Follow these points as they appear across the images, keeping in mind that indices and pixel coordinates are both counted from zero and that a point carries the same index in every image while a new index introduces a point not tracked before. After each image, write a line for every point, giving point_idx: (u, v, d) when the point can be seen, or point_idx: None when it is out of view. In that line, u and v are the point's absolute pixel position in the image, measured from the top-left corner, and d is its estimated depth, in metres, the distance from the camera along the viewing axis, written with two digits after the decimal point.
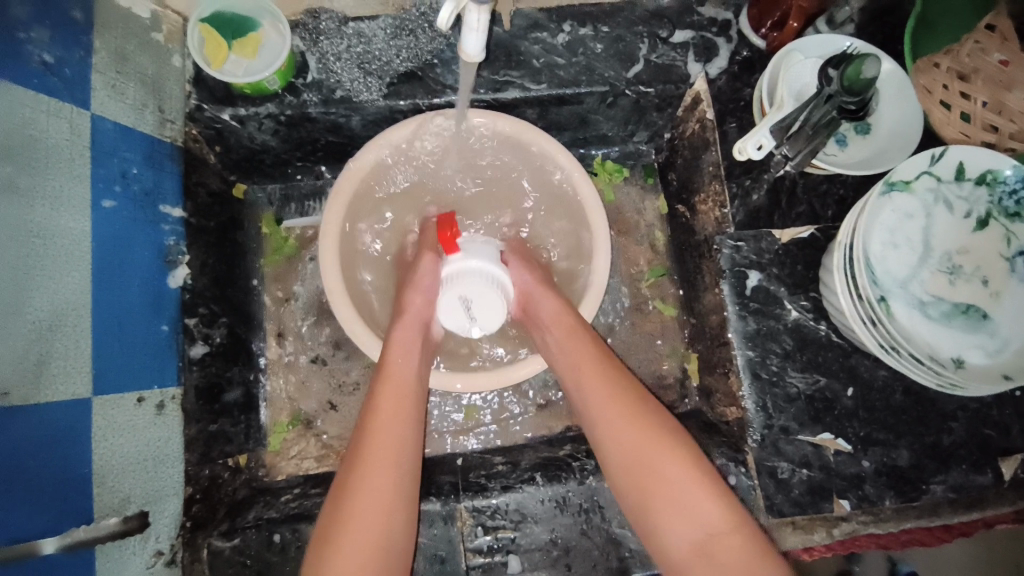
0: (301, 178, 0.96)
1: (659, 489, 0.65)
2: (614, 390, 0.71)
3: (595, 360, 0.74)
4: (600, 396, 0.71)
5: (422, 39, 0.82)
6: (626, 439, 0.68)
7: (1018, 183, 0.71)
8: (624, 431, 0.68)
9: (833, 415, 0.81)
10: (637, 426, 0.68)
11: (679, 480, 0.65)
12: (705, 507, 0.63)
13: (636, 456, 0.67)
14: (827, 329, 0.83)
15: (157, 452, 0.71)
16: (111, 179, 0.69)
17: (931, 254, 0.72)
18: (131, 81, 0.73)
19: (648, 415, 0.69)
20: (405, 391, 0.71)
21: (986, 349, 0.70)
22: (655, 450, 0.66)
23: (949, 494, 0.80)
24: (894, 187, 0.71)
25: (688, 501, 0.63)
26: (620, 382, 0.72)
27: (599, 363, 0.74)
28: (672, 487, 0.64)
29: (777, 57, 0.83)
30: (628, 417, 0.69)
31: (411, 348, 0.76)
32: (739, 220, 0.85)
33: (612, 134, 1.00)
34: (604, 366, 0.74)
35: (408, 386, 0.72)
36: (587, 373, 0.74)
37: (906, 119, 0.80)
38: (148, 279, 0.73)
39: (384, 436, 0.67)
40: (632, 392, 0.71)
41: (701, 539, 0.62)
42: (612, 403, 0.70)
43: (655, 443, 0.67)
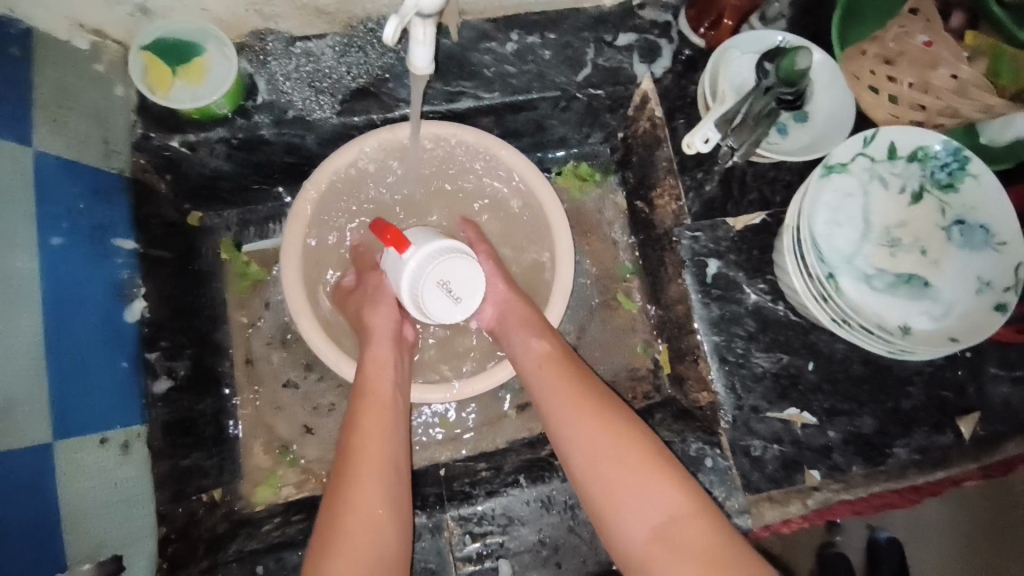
0: (260, 202, 0.95)
1: (624, 481, 0.66)
2: (578, 388, 0.73)
3: (561, 360, 0.76)
4: (567, 392, 0.73)
5: (372, 55, 0.83)
6: (590, 434, 0.70)
7: (949, 156, 0.77)
8: (587, 426, 0.70)
9: (798, 391, 0.84)
10: (602, 421, 0.70)
11: (641, 470, 0.66)
12: (668, 494, 0.64)
13: (599, 451, 0.68)
14: (786, 308, 0.87)
15: (127, 492, 0.69)
16: (58, 216, 0.68)
17: (873, 229, 0.76)
18: (73, 114, 0.71)
19: (615, 408, 0.71)
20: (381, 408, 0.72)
21: (932, 315, 0.74)
22: (620, 444, 0.68)
23: (913, 456, 0.84)
24: (833, 169, 0.75)
25: (652, 489, 0.65)
26: (587, 382, 0.74)
27: (562, 364, 0.76)
28: (634, 478, 0.66)
29: (715, 54, 0.87)
30: (591, 413, 0.71)
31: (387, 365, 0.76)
32: (695, 211, 0.89)
33: (568, 137, 1.03)
34: (569, 366, 0.76)
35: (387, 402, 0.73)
36: (554, 372, 0.75)
37: (838, 105, 0.85)
38: (103, 316, 0.71)
39: (365, 454, 0.67)
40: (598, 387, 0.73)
41: (663, 526, 0.63)
42: (575, 400, 0.72)
43: (615, 439, 0.69)
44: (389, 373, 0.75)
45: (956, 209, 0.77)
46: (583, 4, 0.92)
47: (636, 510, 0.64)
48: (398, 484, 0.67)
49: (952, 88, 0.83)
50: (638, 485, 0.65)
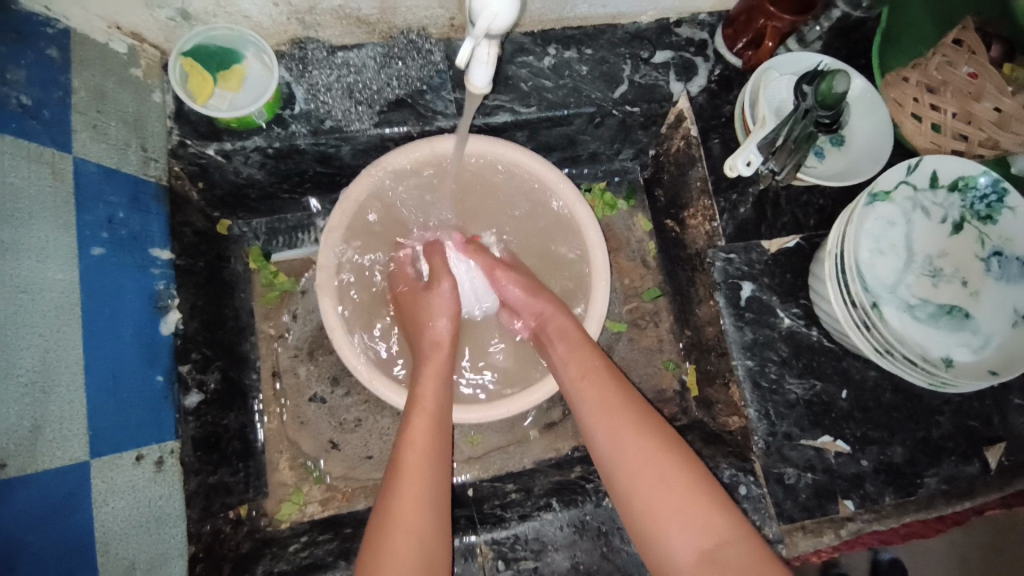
0: (288, 211, 0.93)
1: (666, 502, 0.64)
2: (617, 405, 0.71)
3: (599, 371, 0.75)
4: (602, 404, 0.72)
5: (411, 67, 0.81)
6: (624, 453, 0.68)
7: (989, 188, 0.76)
8: (627, 446, 0.68)
9: (831, 418, 0.84)
10: (639, 439, 0.68)
11: (680, 489, 0.64)
12: (711, 516, 0.63)
13: (635, 471, 0.66)
14: (819, 334, 0.86)
15: (160, 512, 0.67)
16: (97, 225, 0.65)
17: (915, 258, 0.75)
18: (113, 120, 0.69)
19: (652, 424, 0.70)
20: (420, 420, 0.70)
21: (972, 347, 0.74)
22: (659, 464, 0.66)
23: (942, 486, 0.84)
24: (877, 197, 0.75)
25: (694, 511, 0.63)
26: (629, 398, 0.72)
27: (599, 379, 0.74)
28: (675, 500, 0.64)
29: (755, 74, 0.86)
30: (629, 430, 0.69)
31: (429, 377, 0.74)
32: (729, 233, 0.88)
33: (599, 152, 1.02)
34: (603, 381, 0.74)
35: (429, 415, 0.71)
36: (589, 383, 0.74)
37: (876, 133, 0.85)
38: (140, 328, 0.69)
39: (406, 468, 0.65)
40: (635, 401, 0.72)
41: (709, 550, 0.61)
42: (610, 418, 0.70)
43: (651, 457, 0.67)
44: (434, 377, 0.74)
45: (995, 241, 0.76)
46: (620, 20, 0.91)
47: (676, 533, 0.62)
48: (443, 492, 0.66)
49: (994, 121, 0.79)
50: (676, 503, 0.64)
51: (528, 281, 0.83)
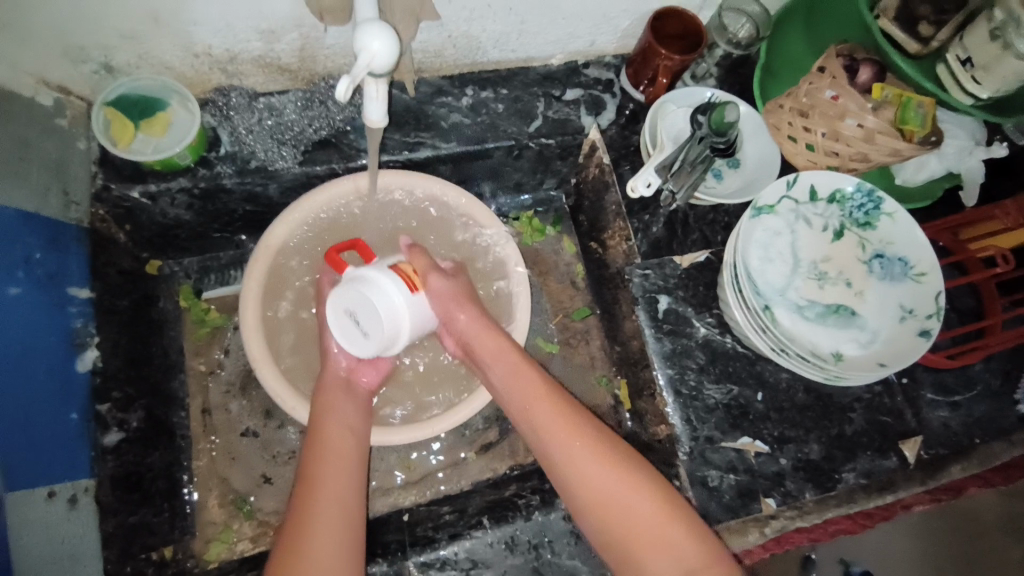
0: (220, 250, 0.96)
1: (636, 534, 0.65)
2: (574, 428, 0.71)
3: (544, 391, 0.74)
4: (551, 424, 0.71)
5: (333, 109, 0.86)
6: (590, 476, 0.68)
7: (865, 198, 0.84)
8: (594, 473, 0.67)
9: (748, 420, 0.88)
10: (611, 466, 0.68)
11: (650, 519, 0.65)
12: (679, 550, 0.63)
13: (601, 496, 0.67)
14: (733, 340, 0.91)
15: (73, 550, 0.67)
16: (12, 265, 0.68)
17: (800, 263, 0.82)
18: (34, 166, 0.72)
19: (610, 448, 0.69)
20: (331, 470, 0.69)
21: (860, 342, 0.79)
22: (625, 492, 0.66)
23: (861, 480, 0.87)
24: (762, 210, 0.81)
25: (661, 545, 0.64)
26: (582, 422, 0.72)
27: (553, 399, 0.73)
28: (647, 530, 0.64)
29: (653, 108, 0.95)
30: (597, 457, 0.68)
31: (342, 427, 0.75)
32: (644, 250, 0.94)
33: (523, 182, 1.08)
34: (561, 401, 0.73)
35: (341, 456, 0.72)
36: (537, 402, 0.73)
37: (765, 150, 0.95)
38: (54, 366, 0.70)
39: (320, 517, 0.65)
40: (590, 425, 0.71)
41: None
42: (569, 437, 0.70)
43: (621, 485, 0.67)
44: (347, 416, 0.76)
45: (875, 244, 0.83)
46: (531, 63, 0.99)
47: (650, 564, 0.63)
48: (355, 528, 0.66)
49: (860, 137, 0.83)
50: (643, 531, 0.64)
51: (464, 296, 0.80)
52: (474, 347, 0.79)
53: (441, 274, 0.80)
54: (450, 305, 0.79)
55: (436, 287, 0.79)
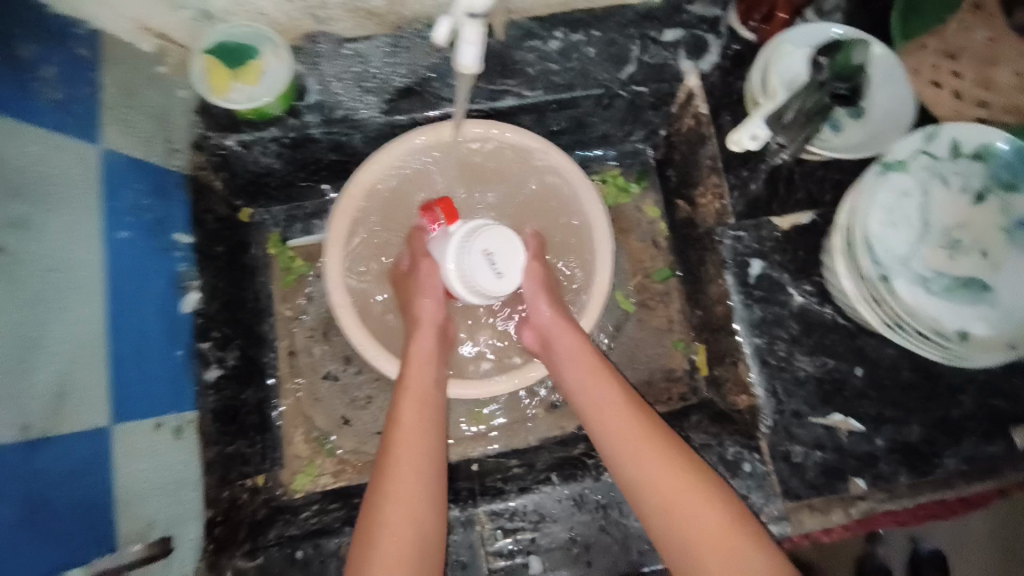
0: (306, 199, 0.98)
1: (700, 531, 0.62)
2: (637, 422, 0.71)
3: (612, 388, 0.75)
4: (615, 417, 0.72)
5: (418, 55, 0.83)
6: (654, 472, 0.67)
7: (1015, 156, 0.73)
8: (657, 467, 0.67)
9: (842, 397, 0.82)
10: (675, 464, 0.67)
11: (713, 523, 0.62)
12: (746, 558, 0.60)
13: (665, 488, 0.66)
14: (832, 311, 0.84)
15: (177, 476, 0.72)
16: (122, 211, 0.71)
17: (930, 228, 0.73)
18: (139, 114, 0.75)
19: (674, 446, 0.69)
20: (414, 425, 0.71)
21: (990, 321, 0.70)
22: (688, 491, 0.65)
23: (961, 467, 0.81)
24: (890, 167, 0.72)
25: (724, 550, 0.61)
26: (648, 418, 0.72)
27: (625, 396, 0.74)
28: (705, 530, 0.62)
29: (767, 48, 0.83)
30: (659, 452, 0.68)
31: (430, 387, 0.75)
32: (738, 210, 0.87)
33: (609, 134, 1.02)
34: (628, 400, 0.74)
35: (426, 410, 0.73)
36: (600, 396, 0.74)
37: (897, 104, 0.81)
38: (160, 307, 0.74)
39: (400, 467, 0.67)
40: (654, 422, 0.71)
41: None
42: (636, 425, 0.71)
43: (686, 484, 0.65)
44: (431, 369, 0.77)
45: (1019, 211, 0.73)
46: None
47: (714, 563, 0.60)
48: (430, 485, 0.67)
49: (1015, 85, 0.76)
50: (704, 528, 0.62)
51: (552, 290, 0.85)
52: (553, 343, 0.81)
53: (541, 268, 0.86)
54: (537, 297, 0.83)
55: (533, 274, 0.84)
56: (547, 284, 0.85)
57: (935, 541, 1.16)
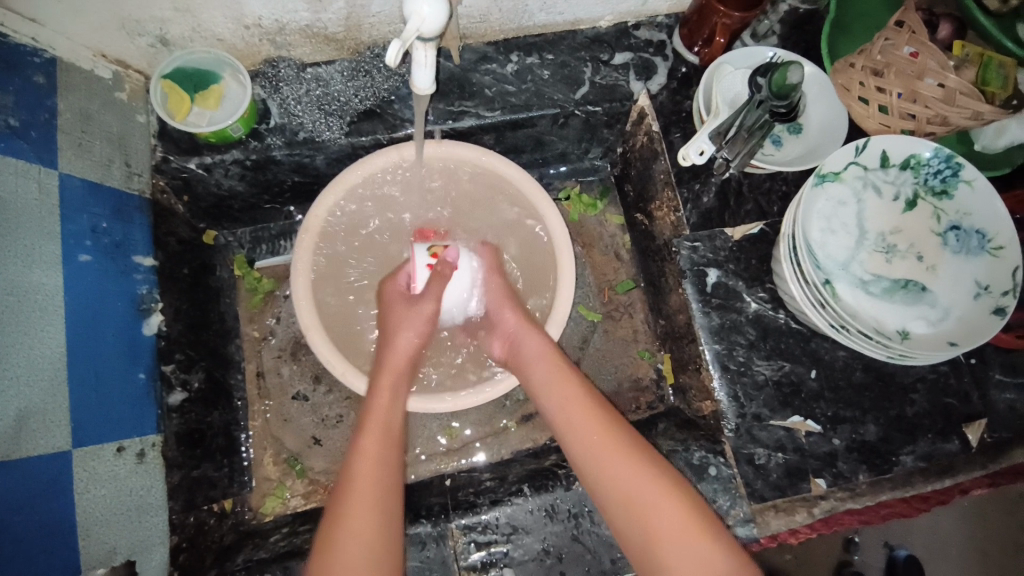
0: (272, 220, 0.99)
1: (670, 532, 0.63)
2: (606, 428, 0.72)
3: (581, 392, 0.76)
4: (585, 422, 0.73)
5: (378, 79, 0.86)
6: (628, 479, 0.67)
7: (943, 164, 0.76)
8: (624, 470, 0.68)
9: (800, 398, 0.85)
10: (640, 470, 0.68)
11: (683, 524, 0.63)
12: (711, 552, 0.62)
13: (635, 496, 0.66)
14: (786, 317, 0.87)
15: (140, 501, 0.71)
16: (81, 235, 0.71)
17: (866, 236, 0.77)
18: (96, 139, 0.75)
19: (635, 450, 0.70)
20: (369, 483, 0.67)
21: (929, 320, 0.74)
22: (655, 494, 0.66)
23: (919, 464, 0.83)
24: (826, 178, 0.76)
25: (694, 547, 0.62)
26: (619, 427, 0.73)
27: (595, 408, 0.74)
28: (676, 532, 0.63)
29: (709, 70, 0.89)
30: (627, 459, 0.69)
31: (382, 427, 0.72)
32: (693, 222, 0.90)
33: (568, 152, 1.06)
34: (596, 405, 0.75)
35: (379, 461, 0.69)
36: (570, 401, 0.75)
37: (832, 115, 0.86)
38: (122, 330, 0.74)
39: (345, 547, 0.62)
40: (622, 429, 0.72)
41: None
42: (599, 427, 0.72)
43: (657, 493, 0.66)
44: (394, 407, 0.75)
45: (952, 216, 0.76)
46: (579, 25, 0.95)
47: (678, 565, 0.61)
48: (390, 504, 0.67)
49: (940, 96, 0.78)
50: (671, 531, 0.63)
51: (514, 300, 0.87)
52: (521, 347, 0.82)
53: (499, 274, 0.90)
54: (500, 304, 0.86)
55: (494, 286, 0.88)
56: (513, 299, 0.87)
57: (912, 547, 1.18)
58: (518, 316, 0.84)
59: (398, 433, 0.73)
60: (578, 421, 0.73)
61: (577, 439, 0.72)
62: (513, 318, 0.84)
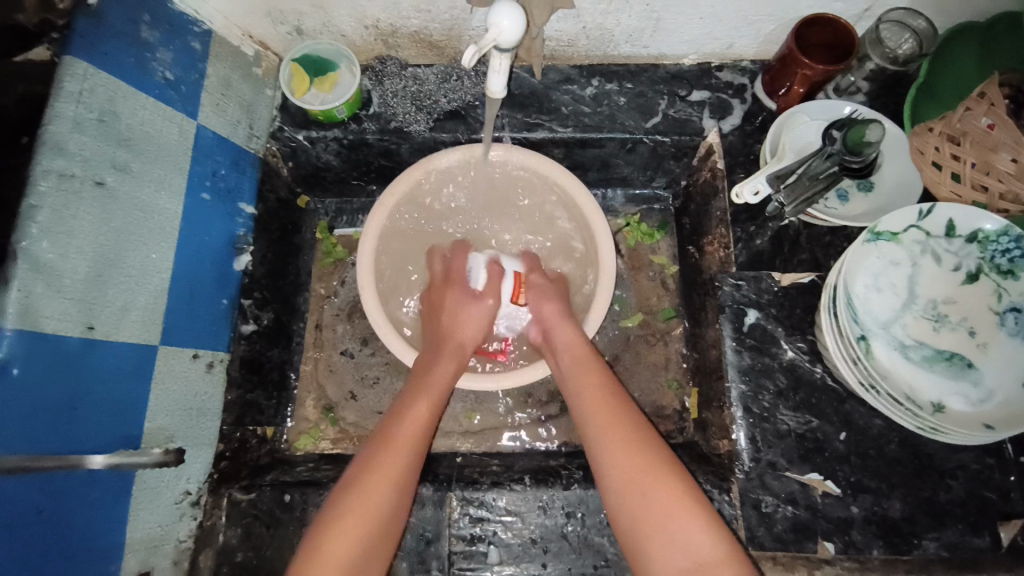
0: (355, 195, 1.12)
1: (660, 520, 0.66)
2: (612, 417, 0.75)
3: (597, 380, 0.80)
4: (596, 407, 0.77)
5: (467, 84, 0.97)
6: (628, 469, 0.70)
7: (1012, 243, 0.72)
8: (622, 460, 0.71)
9: (822, 456, 0.82)
10: (638, 463, 0.70)
11: (671, 511, 0.66)
12: (697, 540, 0.64)
13: (630, 485, 0.69)
14: (822, 371, 0.85)
15: (200, 404, 0.83)
16: (203, 176, 0.85)
17: (915, 300, 0.75)
18: (231, 102, 0.90)
19: (639, 440, 0.73)
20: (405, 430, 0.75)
21: (969, 398, 0.71)
22: (654, 482, 0.69)
23: (942, 553, 0.78)
24: (881, 236, 0.75)
25: (680, 534, 0.65)
26: (627, 418, 0.75)
27: (606, 398, 0.78)
28: (661, 517, 0.66)
29: (782, 117, 0.91)
30: (625, 446, 0.72)
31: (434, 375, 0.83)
32: (741, 261, 0.91)
33: (632, 177, 1.10)
34: (606, 395, 0.78)
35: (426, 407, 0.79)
36: (585, 386, 0.80)
37: (904, 176, 0.87)
38: (218, 261, 0.87)
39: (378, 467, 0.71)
40: (629, 421, 0.75)
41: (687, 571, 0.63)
42: (607, 416, 0.76)
43: (652, 483, 0.68)
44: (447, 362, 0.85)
45: (1014, 297, 0.73)
46: (662, 60, 1.01)
47: (660, 552, 0.65)
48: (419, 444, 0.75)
49: (1012, 172, 0.79)
50: (656, 521, 0.66)
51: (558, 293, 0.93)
52: (553, 336, 0.87)
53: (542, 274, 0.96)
54: (544, 299, 0.91)
55: (538, 282, 0.94)
56: (557, 292, 0.93)
57: None
58: (554, 308, 0.89)
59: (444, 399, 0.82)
60: (589, 402, 0.78)
61: (590, 420, 0.77)
62: (550, 310, 0.90)
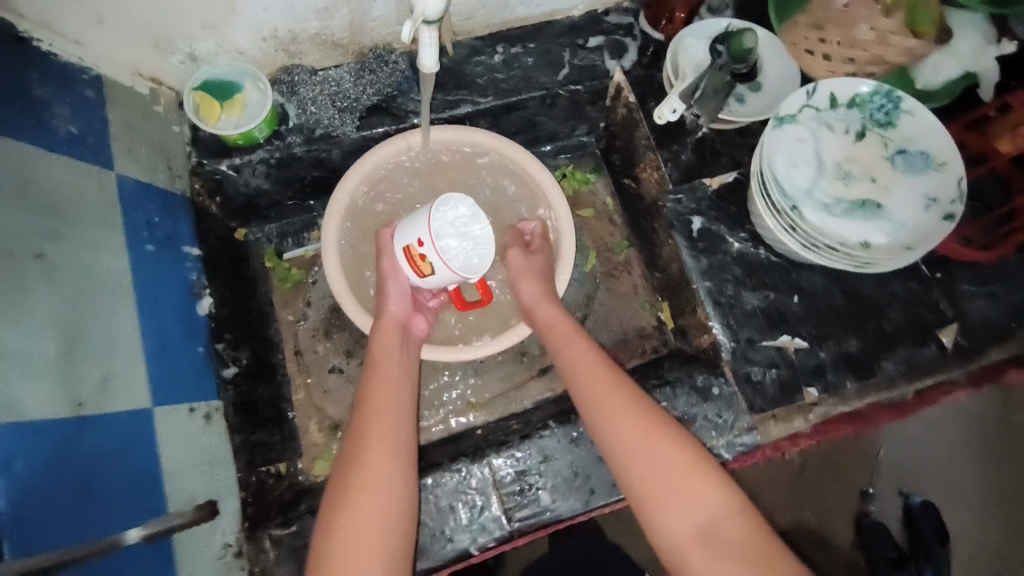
0: (294, 216, 1.08)
1: (672, 485, 0.70)
2: (610, 389, 0.78)
3: (588, 350, 0.84)
4: (592, 376, 0.80)
5: (382, 75, 0.97)
6: (631, 438, 0.74)
7: (885, 98, 0.88)
8: (631, 430, 0.74)
9: (786, 322, 0.94)
10: (645, 434, 0.74)
11: (681, 475, 0.70)
12: (708, 497, 0.69)
13: (636, 454, 0.73)
14: (766, 252, 0.97)
15: (212, 455, 0.81)
16: (139, 227, 0.80)
17: (825, 165, 0.87)
18: (142, 146, 0.85)
19: (639, 408, 0.76)
20: (384, 438, 0.72)
21: (886, 231, 0.85)
22: (660, 446, 0.72)
23: (901, 368, 0.92)
24: (784, 120, 0.88)
25: (691, 494, 0.69)
26: (624, 389, 0.79)
27: (597, 369, 0.81)
28: (676, 482, 0.70)
29: (673, 42, 1.01)
30: (630, 418, 0.75)
31: (388, 377, 0.80)
32: (674, 177, 1.00)
33: (557, 131, 1.17)
34: (603, 370, 0.81)
35: (389, 409, 0.76)
36: (579, 362, 0.82)
37: (786, 73, 1.00)
38: (180, 312, 0.85)
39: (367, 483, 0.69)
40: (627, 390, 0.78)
41: (704, 528, 0.67)
42: (610, 388, 0.79)
43: (659, 450, 0.72)
44: (396, 354, 0.83)
45: (898, 142, 0.88)
46: (555, 15, 1.07)
47: (676, 516, 0.68)
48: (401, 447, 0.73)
49: None
50: (666, 486, 0.70)
51: (534, 267, 0.93)
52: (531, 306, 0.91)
53: (521, 251, 0.94)
54: (523, 278, 0.92)
55: (516, 262, 0.93)
56: (533, 270, 0.93)
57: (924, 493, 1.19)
58: (535, 285, 0.91)
59: (405, 382, 0.81)
60: (583, 376, 0.81)
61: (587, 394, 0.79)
62: (531, 286, 0.91)
